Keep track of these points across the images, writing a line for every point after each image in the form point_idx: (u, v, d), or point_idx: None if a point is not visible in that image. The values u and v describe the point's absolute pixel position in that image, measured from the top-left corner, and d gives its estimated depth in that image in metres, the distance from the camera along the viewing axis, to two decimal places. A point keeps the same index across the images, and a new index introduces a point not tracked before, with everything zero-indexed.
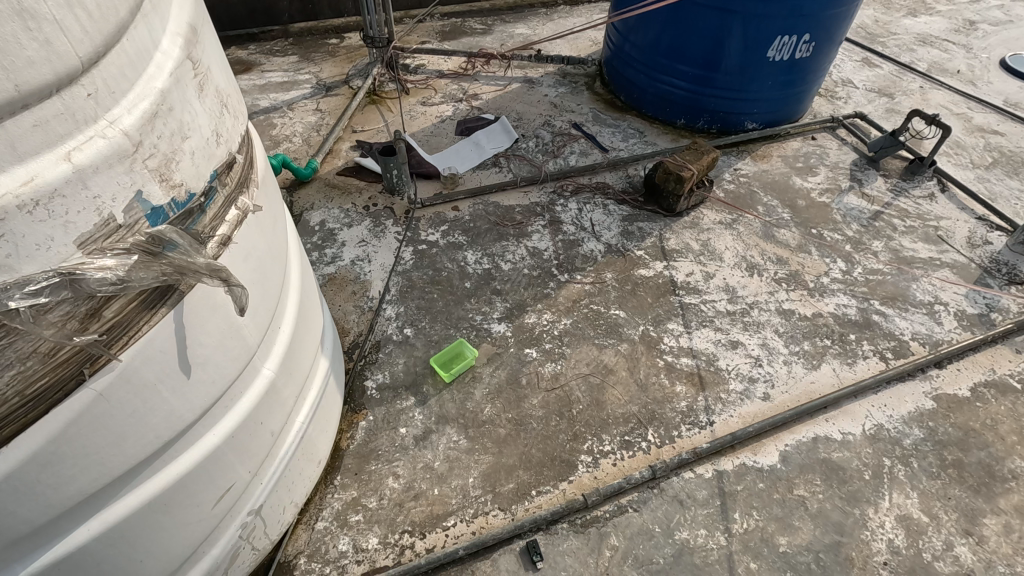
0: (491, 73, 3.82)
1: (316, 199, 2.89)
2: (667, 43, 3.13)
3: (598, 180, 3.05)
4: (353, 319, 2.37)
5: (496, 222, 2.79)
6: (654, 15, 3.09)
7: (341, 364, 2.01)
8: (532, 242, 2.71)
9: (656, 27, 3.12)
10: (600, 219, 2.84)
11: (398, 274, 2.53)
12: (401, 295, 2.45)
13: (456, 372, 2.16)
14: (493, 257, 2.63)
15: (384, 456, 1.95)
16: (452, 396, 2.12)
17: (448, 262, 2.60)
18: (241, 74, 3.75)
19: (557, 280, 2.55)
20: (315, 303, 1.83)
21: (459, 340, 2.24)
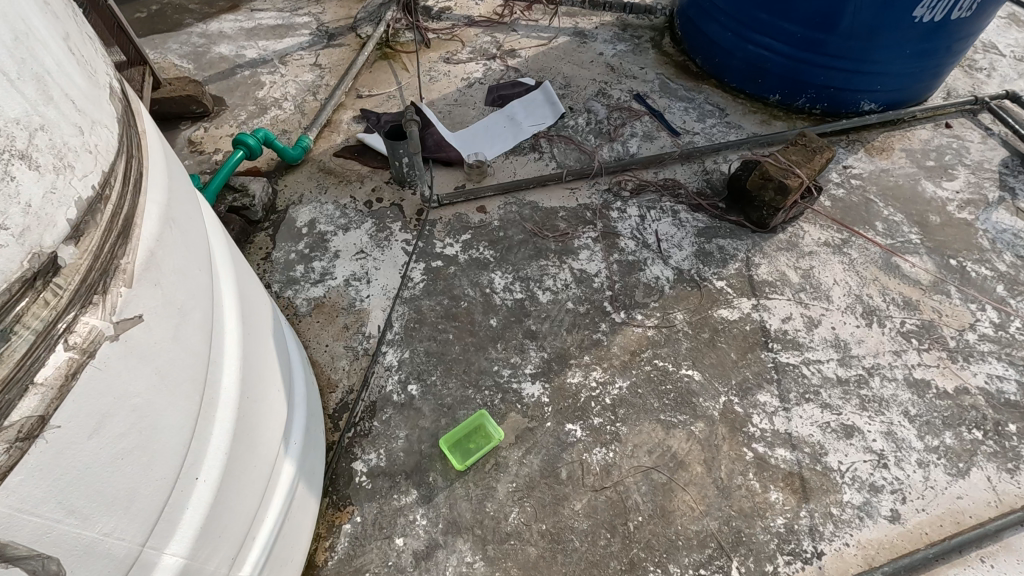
0: (533, 22, 3.05)
1: (307, 189, 2.27)
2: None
3: (666, 176, 2.37)
4: (343, 366, 1.82)
5: (533, 231, 2.17)
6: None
7: (315, 454, 1.47)
8: (579, 263, 2.09)
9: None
10: (669, 232, 2.19)
11: (404, 303, 1.96)
12: (406, 334, 1.89)
13: (475, 459, 1.62)
14: (527, 282, 2.03)
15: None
16: (466, 491, 1.59)
17: (469, 288, 2.01)
18: (226, 14, 3.05)
19: (609, 320, 1.95)
20: (275, 377, 1.29)
21: (480, 411, 1.69)
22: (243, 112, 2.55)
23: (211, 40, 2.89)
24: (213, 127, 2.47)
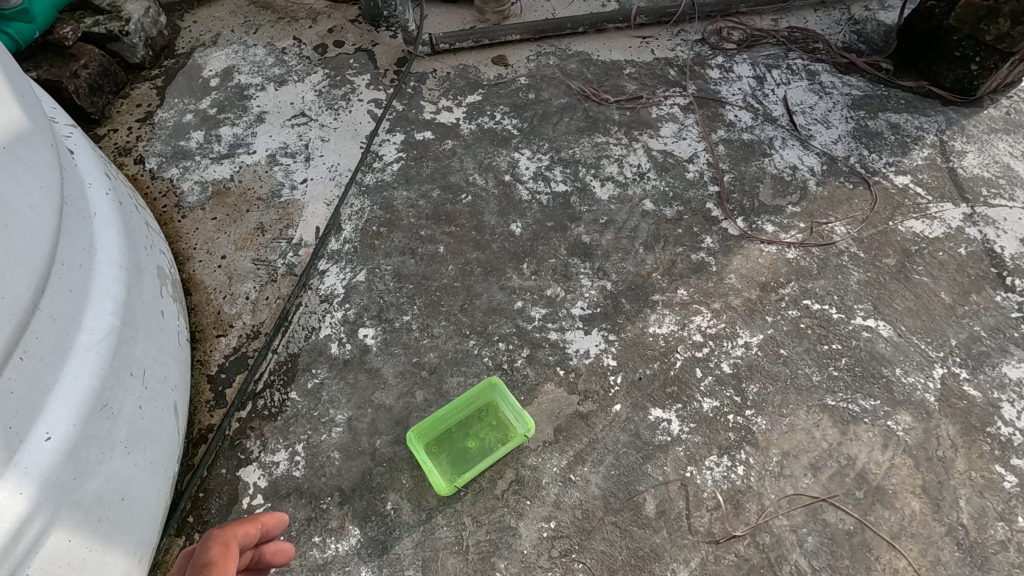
0: None
1: (227, 26, 1.45)
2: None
3: (792, 24, 1.50)
4: (247, 293, 1.02)
5: (583, 94, 1.33)
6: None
7: (135, 474, 0.69)
8: (660, 143, 1.25)
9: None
10: (806, 101, 1.34)
11: (364, 195, 1.15)
12: (364, 244, 1.08)
13: (472, 473, 0.82)
14: (573, 168, 1.20)
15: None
16: (458, 535, 0.81)
17: (476, 174, 1.19)
18: None
19: (717, 232, 1.12)
20: None
21: (491, 377, 0.89)
22: None
23: None
24: None
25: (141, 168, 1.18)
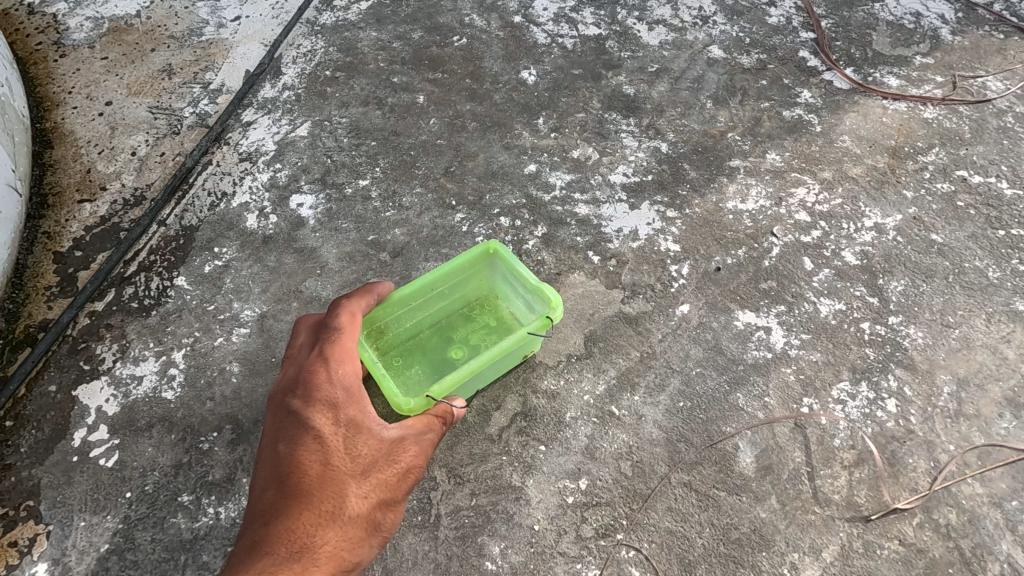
0: None
1: None
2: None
3: None
4: (135, 148, 0.70)
5: None
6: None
7: None
8: None
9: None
10: None
11: (318, 35, 0.82)
12: (313, 92, 0.76)
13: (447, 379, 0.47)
14: (609, 9, 0.87)
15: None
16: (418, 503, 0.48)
17: (474, 13, 0.86)
18: None
19: (818, 85, 0.78)
20: None
21: (488, 241, 0.56)
22: None
23: None
24: None
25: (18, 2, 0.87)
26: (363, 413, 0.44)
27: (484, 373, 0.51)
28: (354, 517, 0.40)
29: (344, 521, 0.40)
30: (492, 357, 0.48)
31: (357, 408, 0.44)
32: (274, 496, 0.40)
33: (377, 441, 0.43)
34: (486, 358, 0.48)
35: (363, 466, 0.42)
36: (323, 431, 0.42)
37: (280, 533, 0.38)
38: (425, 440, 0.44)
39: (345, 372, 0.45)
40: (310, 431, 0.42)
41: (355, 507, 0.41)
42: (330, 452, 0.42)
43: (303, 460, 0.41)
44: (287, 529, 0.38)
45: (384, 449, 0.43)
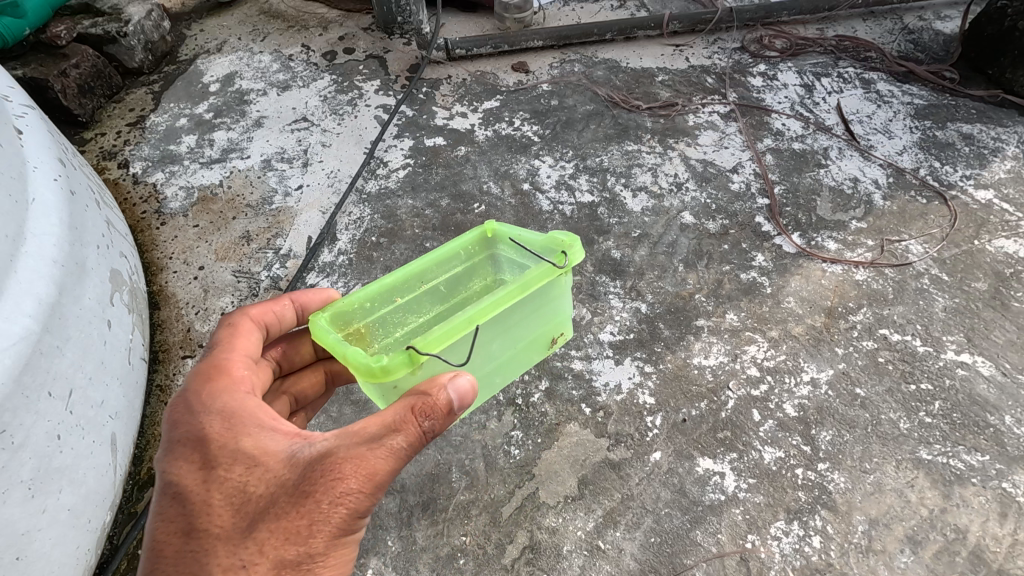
0: None
1: (234, 35, 1.38)
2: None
3: (841, 34, 1.38)
4: (224, 307, 0.89)
5: (611, 100, 1.21)
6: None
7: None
8: (699, 150, 1.12)
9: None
10: (862, 110, 1.20)
11: (366, 203, 1.02)
12: (363, 256, 0.95)
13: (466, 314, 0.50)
14: (601, 176, 1.07)
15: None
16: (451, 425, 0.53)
17: (491, 181, 1.06)
18: None
19: (770, 249, 0.96)
20: None
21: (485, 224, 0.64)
22: None
23: None
24: None
25: (125, 172, 1.08)
26: (259, 441, 0.46)
27: (511, 347, 0.57)
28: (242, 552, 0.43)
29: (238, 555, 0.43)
30: (497, 300, 0.51)
31: (251, 436, 0.46)
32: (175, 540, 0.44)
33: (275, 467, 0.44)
34: (492, 301, 0.51)
35: (260, 503, 0.44)
36: (204, 476, 0.46)
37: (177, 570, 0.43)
38: (343, 454, 0.43)
39: (231, 399, 0.48)
40: (193, 466, 0.46)
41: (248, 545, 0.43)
42: (221, 489, 0.45)
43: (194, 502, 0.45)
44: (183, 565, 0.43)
45: (289, 475, 0.44)
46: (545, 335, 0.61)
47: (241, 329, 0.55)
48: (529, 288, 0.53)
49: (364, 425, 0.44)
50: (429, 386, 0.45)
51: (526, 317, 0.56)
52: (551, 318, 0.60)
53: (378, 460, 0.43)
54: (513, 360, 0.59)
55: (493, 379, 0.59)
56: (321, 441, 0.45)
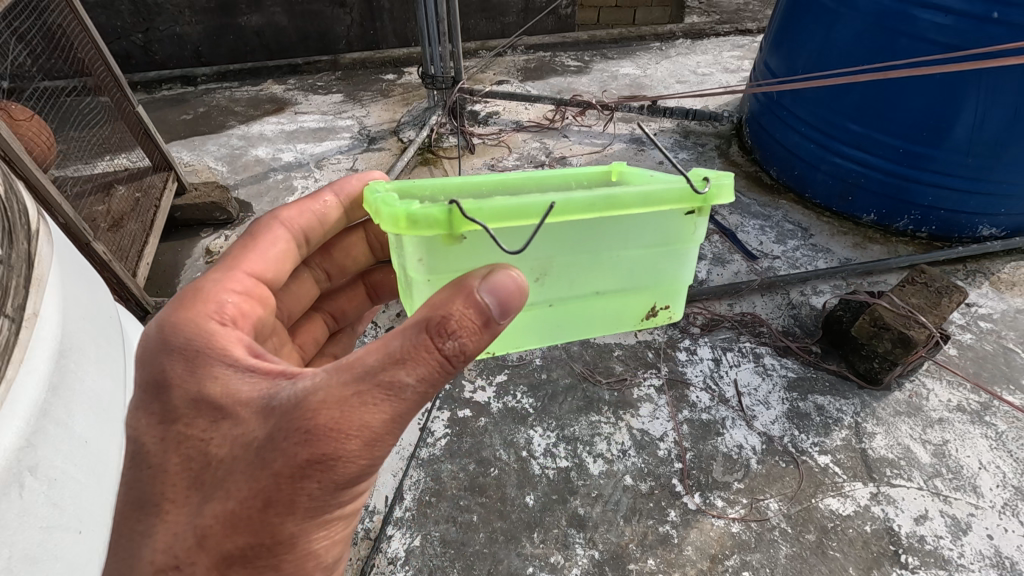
0: (586, 126, 2.82)
1: None
2: (863, 81, 2.01)
3: (744, 310, 1.98)
4: None
5: (582, 374, 1.79)
6: (851, 35, 2.00)
7: None
8: (639, 420, 1.68)
9: (852, 60, 2.02)
10: (752, 382, 1.77)
11: (420, 467, 1.59)
12: (421, 511, 1.50)
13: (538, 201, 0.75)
14: (573, 444, 1.63)
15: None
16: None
17: (502, 447, 1.62)
18: (270, 116, 2.97)
19: (680, 506, 1.50)
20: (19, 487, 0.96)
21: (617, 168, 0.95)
22: None
23: (250, 142, 2.79)
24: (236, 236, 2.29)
25: None
26: (233, 406, 0.83)
27: (621, 245, 0.87)
28: (230, 455, 0.81)
29: (230, 462, 0.81)
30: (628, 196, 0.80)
31: (229, 397, 0.83)
32: (187, 470, 0.84)
33: (248, 416, 0.82)
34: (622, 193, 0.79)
35: (227, 454, 0.82)
36: (178, 419, 0.85)
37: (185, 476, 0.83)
38: (315, 404, 0.78)
39: (220, 344, 0.88)
40: (204, 386, 0.85)
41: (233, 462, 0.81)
42: (214, 429, 0.83)
43: (197, 433, 0.84)
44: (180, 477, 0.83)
45: (258, 428, 0.80)
46: (655, 275, 0.92)
47: (283, 234, 1.08)
48: (646, 204, 0.81)
49: (388, 344, 0.78)
50: (461, 283, 0.77)
51: (645, 225, 0.86)
52: (664, 238, 0.89)
53: (402, 378, 0.77)
54: (622, 267, 0.90)
55: (577, 275, 0.88)
56: (292, 384, 0.80)
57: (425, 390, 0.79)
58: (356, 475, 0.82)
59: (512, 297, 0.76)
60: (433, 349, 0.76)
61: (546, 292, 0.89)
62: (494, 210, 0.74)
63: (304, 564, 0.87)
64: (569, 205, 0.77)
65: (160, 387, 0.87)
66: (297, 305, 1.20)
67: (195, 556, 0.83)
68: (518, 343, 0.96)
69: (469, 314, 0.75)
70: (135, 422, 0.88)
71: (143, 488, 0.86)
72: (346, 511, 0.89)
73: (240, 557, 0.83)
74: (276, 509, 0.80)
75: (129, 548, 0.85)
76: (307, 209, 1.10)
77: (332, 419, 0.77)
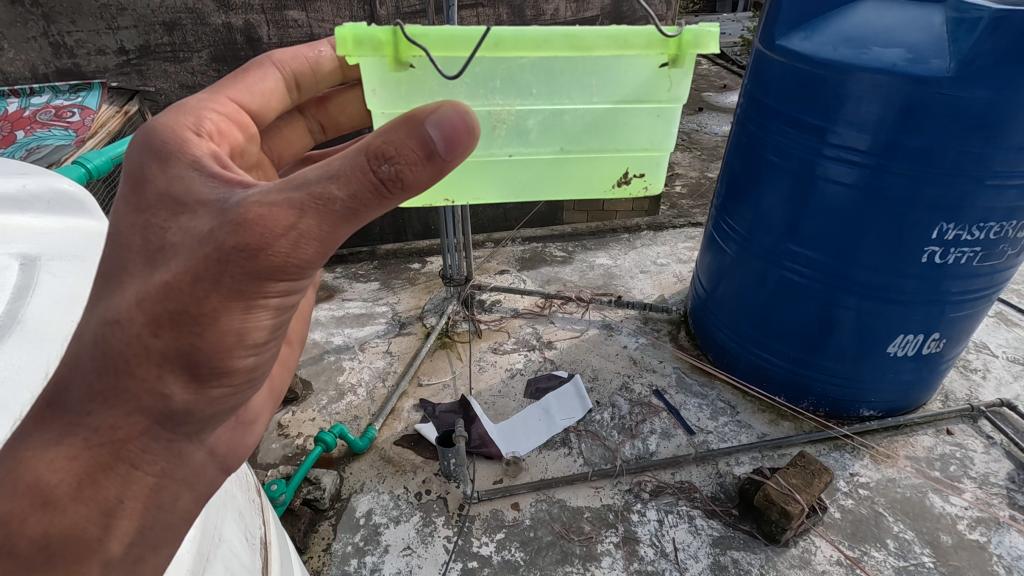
0: (568, 313, 3.64)
1: (368, 477, 2.67)
2: (761, 306, 2.83)
3: (682, 477, 2.64)
4: None
5: (560, 532, 2.42)
6: (747, 277, 2.84)
7: None
8: (601, 570, 2.29)
9: (751, 288, 2.84)
10: (685, 540, 2.39)
11: None
12: None
13: (473, 30, 1.16)
14: None
15: (198, 465, 1.21)
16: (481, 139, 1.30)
17: None
18: (322, 302, 3.82)
19: None
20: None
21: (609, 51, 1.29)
22: (326, 397, 3.10)
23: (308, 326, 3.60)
24: (299, 411, 3.02)
25: None
26: (202, 205, 1.11)
27: (589, 87, 1.28)
28: (186, 242, 1.08)
29: (183, 245, 1.08)
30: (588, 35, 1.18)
31: (204, 190, 1.14)
32: (148, 255, 1.11)
33: (209, 214, 1.09)
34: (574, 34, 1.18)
35: (183, 244, 1.08)
36: (160, 210, 1.14)
37: (152, 249, 1.11)
38: (259, 207, 1.04)
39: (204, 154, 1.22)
40: (183, 180, 1.16)
41: (188, 244, 1.08)
42: (179, 219, 1.12)
43: (166, 227, 1.12)
44: (146, 253, 1.11)
45: (215, 219, 1.07)
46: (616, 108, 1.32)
47: (270, 79, 1.51)
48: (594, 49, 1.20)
49: (331, 164, 1.06)
50: (412, 117, 1.05)
51: (606, 69, 1.26)
52: (632, 87, 1.29)
53: (334, 192, 1.05)
54: (583, 116, 1.32)
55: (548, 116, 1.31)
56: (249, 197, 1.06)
57: (353, 202, 1.06)
58: (282, 268, 1.07)
59: (450, 134, 1.05)
60: (369, 172, 1.04)
61: (510, 143, 1.35)
62: (434, 36, 1.16)
63: (227, 339, 1.12)
64: (523, 37, 1.17)
65: (141, 180, 1.18)
66: (288, 151, 1.77)
67: (133, 312, 1.06)
68: (496, 180, 1.41)
69: (411, 146, 1.04)
70: (117, 219, 1.17)
71: (115, 260, 1.13)
72: (270, 304, 1.14)
73: (177, 319, 1.06)
74: (204, 283, 1.05)
75: (94, 303, 1.10)
76: (301, 55, 1.55)
77: (264, 210, 1.03)
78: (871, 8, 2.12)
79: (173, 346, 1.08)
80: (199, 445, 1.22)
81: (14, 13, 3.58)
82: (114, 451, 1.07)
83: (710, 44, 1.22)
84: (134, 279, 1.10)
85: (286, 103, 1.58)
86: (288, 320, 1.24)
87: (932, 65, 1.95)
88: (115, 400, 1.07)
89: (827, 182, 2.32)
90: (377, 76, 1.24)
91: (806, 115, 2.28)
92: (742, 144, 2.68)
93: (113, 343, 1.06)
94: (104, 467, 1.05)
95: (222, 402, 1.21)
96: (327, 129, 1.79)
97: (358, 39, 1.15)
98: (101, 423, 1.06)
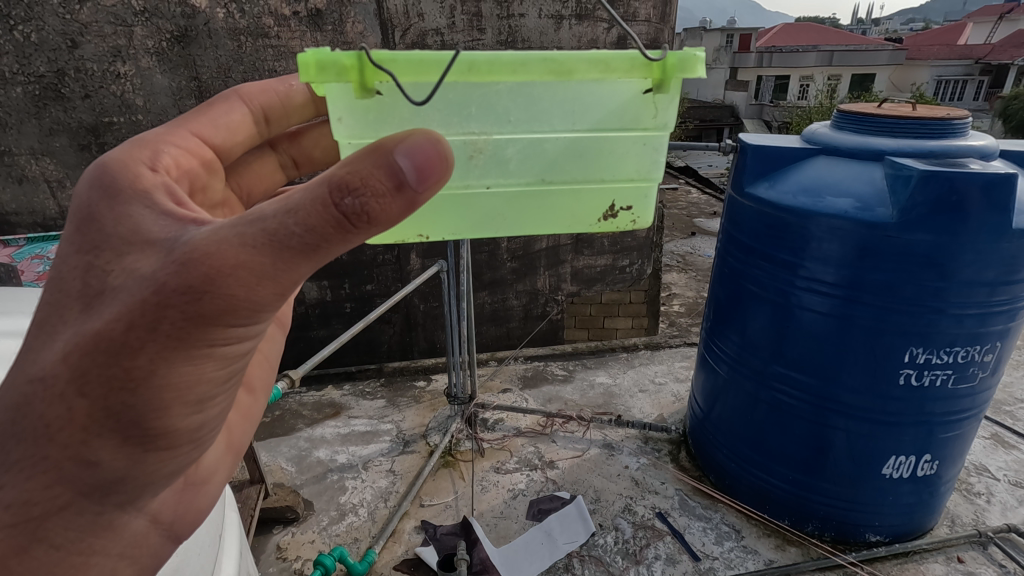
0: (569, 432, 3.69)
1: None
2: (755, 426, 2.91)
3: None
4: None
5: None
6: (739, 398, 2.96)
7: None
8: None
9: (744, 409, 2.95)
10: None
11: None
12: None
13: (445, 53, 1.13)
14: None
15: (138, 534, 1.32)
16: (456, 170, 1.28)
17: None
18: (330, 419, 3.91)
19: None
20: None
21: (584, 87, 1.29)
22: (327, 517, 3.08)
23: (314, 443, 3.65)
24: (299, 532, 3.00)
25: None
26: (150, 237, 1.18)
27: (573, 112, 1.28)
28: (126, 284, 1.15)
29: (120, 288, 1.15)
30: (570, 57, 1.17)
31: (152, 222, 1.21)
32: (83, 296, 1.18)
33: (156, 251, 1.16)
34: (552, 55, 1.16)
35: (121, 288, 1.15)
36: (101, 242, 1.21)
37: (89, 291, 1.18)
38: (205, 247, 1.10)
39: (159, 180, 1.32)
40: (133, 207, 1.23)
41: (126, 286, 1.14)
42: (121, 251, 1.19)
43: (104, 264, 1.19)
44: (83, 294, 1.18)
45: (160, 260, 1.13)
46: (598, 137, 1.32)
47: (236, 113, 1.69)
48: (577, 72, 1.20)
49: (291, 198, 1.12)
50: (380, 148, 1.10)
51: (591, 94, 1.27)
52: (614, 113, 1.30)
53: (291, 227, 1.10)
54: (565, 145, 1.32)
55: (524, 149, 1.31)
56: (196, 237, 1.12)
57: (314, 235, 1.11)
58: (227, 312, 1.15)
59: (420, 163, 1.10)
60: (333, 205, 1.10)
61: (488, 175, 1.33)
62: (403, 62, 1.13)
63: (164, 396, 1.19)
64: (500, 61, 1.15)
65: (91, 218, 1.23)
66: (259, 187, 1.89)
67: (60, 371, 1.14)
68: (473, 223, 1.39)
69: (378, 176, 1.10)
70: (62, 261, 1.24)
71: (50, 309, 1.21)
72: (206, 353, 1.21)
73: (106, 378, 1.14)
74: (139, 332, 1.12)
75: (26, 358, 1.18)
76: (269, 89, 1.75)
77: (207, 252, 1.09)
78: (823, 163, 2.50)
79: (101, 405, 1.15)
80: (139, 515, 1.33)
81: (81, 157, 4.09)
82: (29, 531, 1.15)
83: (697, 68, 1.22)
84: (68, 327, 1.17)
85: (254, 134, 1.76)
86: (235, 369, 1.32)
87: (877, 212, 2.26)
88: (30, 469, 1.14)
89: (802, 310, 2.54)
90: (343, 102, 1.21)
91: (776, 252, 2.56)
92: (724, 276, 2.95)
93: (36, 404, 1.14)
94: (18, 548, 1.14)
95: (160, 459, 1.28)
96: (300, 164, 1.94)
97: (320, 63, 1.12)
98: (13, 500, 1.13)
